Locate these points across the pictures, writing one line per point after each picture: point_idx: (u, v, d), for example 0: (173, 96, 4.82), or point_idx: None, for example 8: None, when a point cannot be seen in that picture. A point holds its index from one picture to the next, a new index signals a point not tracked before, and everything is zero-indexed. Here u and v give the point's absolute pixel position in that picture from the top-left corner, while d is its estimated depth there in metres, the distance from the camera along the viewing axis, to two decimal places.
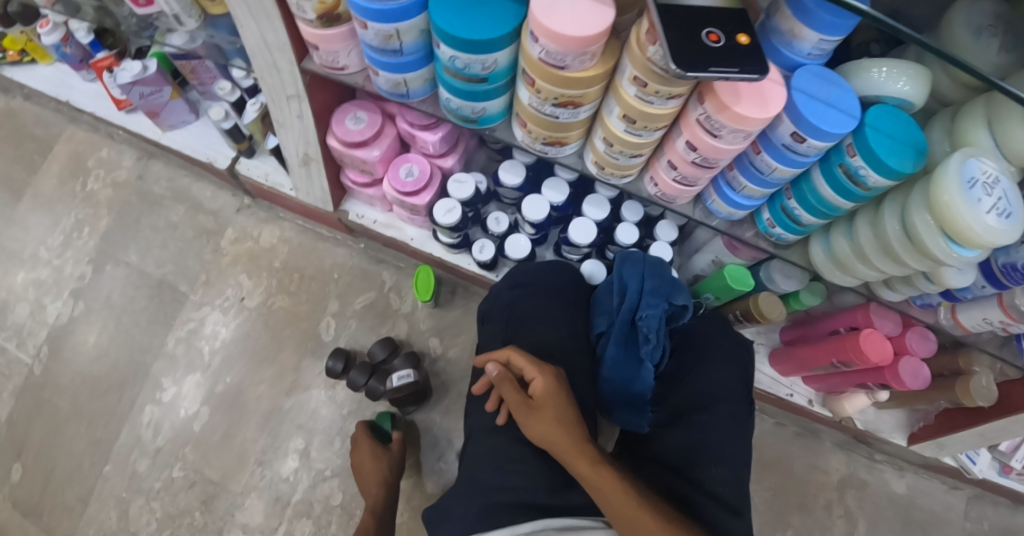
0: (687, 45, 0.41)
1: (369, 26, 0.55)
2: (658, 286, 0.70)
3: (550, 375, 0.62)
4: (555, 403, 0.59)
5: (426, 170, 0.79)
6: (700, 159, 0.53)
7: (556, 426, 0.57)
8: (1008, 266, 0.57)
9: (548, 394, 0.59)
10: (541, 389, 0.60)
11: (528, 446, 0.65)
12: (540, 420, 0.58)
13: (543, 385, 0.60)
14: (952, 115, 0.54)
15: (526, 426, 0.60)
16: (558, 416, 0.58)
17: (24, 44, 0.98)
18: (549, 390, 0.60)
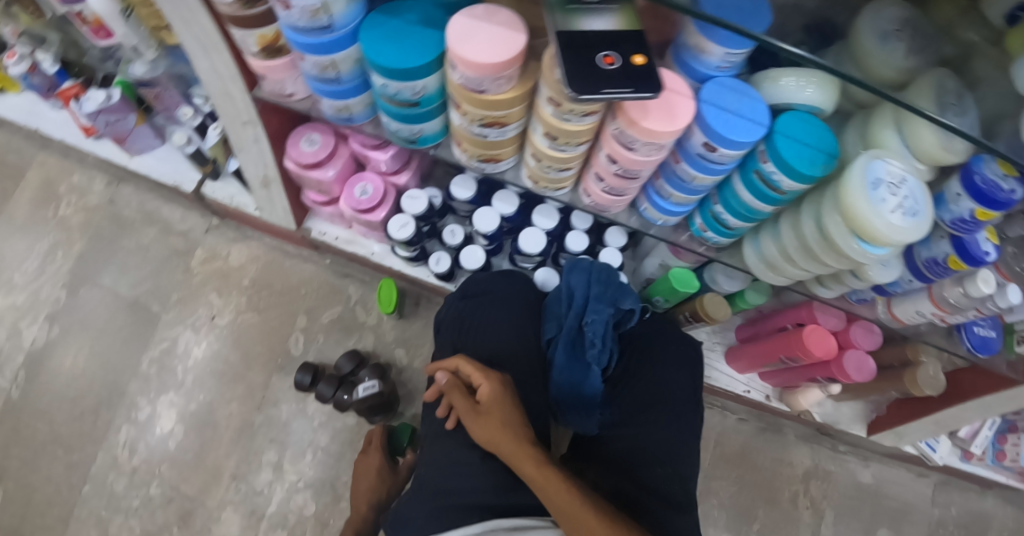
0: (582, 69, 0.43)
1: (306, 58, 0.57)
2: (603, 291, 0.72)
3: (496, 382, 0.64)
4: (502, 408, 0.61)
5: (380, 188, 0.81)
6: (621, 171, 0.56)
7: (503, 430, 0.59)
8: (929, 260, 0.60)
9: (494, 399, 0.62)
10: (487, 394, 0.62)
11: (476, 450, 0.67)
12: (489, 423, 0.60)
13: (489, 391, 0.62)
14: (865, 119, 0.56)
15: (476, 433, 0.61)
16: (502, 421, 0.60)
17: None
18: (495, 395, 0.62)
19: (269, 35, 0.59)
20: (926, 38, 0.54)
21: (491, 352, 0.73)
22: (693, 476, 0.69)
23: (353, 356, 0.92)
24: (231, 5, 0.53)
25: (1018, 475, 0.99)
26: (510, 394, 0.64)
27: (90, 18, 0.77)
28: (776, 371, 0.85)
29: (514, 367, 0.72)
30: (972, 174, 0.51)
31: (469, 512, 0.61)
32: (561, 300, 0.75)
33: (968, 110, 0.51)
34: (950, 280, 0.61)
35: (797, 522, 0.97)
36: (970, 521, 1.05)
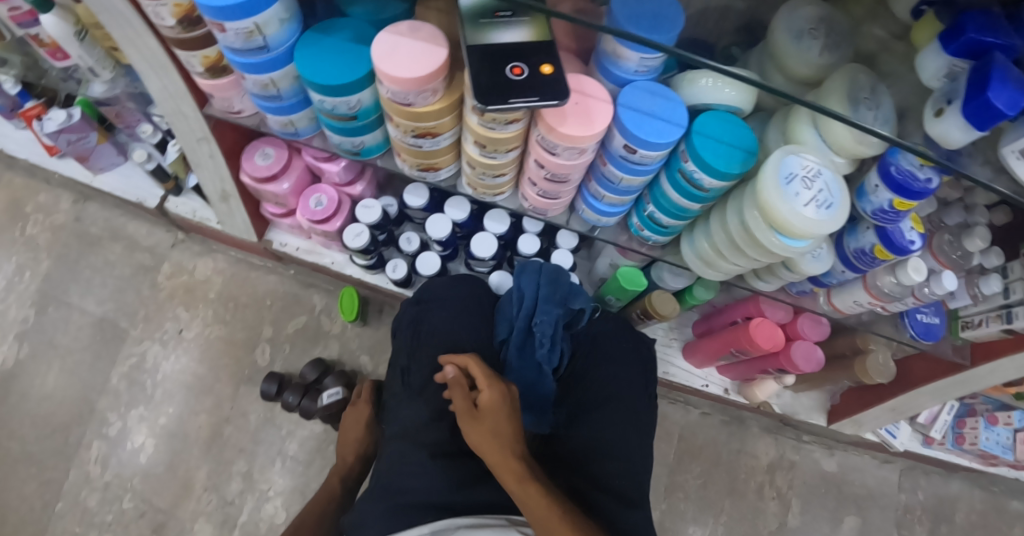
0: (490, 80, 0.46)
1: (246, 77, 0.58)
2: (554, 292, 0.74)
3: (499, 389, 0.61)
4: (501, 421, 0.59)
5: (335, 199, 0.82)
6: (549, 175, 0.58)
7: (493, 440, 0.58)
8: (858, 250, 0.61)
9: (492, 406, 0.59)
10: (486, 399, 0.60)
11: (425, 451, 0.67)
12: (479, 430, 0.58)
13: (489, 400, 0.59)
14: (785, 116, 0.58)
15: (467, 436, 0.60)
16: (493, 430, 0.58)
17: None
18: (493, 402, 0.59)
19: (213, 55, 0.59)
20: (845, 36, 0.55)
21: (444, 354, 0.75)
22: (646, 471, 0.69)
23: (316, 364, 0.94)
24: (172, 28, 0.54)
25: (979, 458, 1.01)
26: (510, 404, 0.61)
27: (47, 40, 0.78)
28: (731, 364, 0.87)
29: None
30: (888, 166, 0.52)
31: (424, 510, 0.60)
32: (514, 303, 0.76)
33: (882, 101, 0.52)
34: (882, 268, 0.63)
35: (763, 513, 1.00)
36: (937, 505, 1.07)
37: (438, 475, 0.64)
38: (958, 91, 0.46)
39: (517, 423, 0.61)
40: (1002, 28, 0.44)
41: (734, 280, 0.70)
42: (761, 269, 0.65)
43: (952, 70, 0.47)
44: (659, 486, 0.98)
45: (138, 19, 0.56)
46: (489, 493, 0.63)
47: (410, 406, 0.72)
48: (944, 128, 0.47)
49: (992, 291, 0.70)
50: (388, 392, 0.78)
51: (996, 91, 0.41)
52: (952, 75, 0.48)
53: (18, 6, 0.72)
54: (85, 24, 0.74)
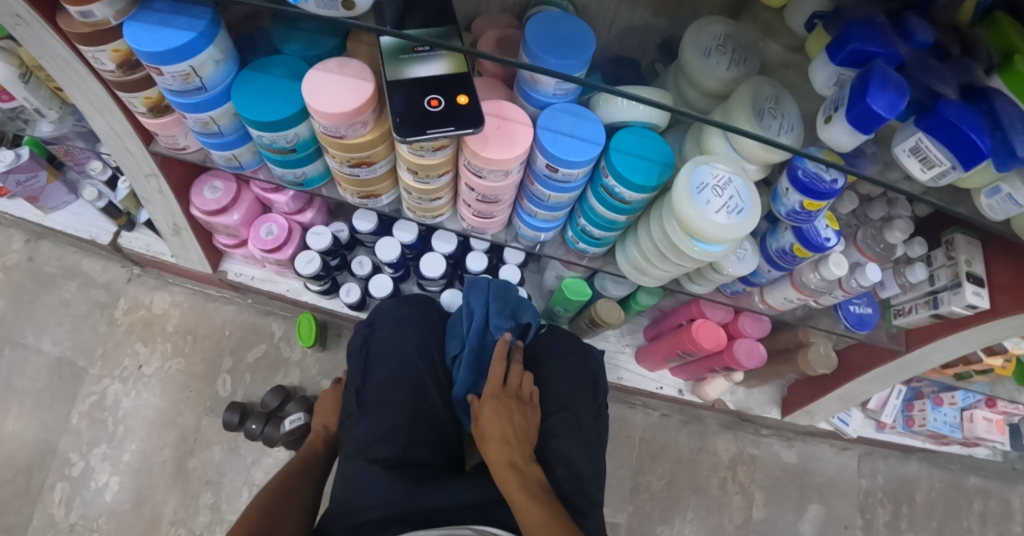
0: (406, 111, 0.47)
1: (186, 115, 0.59)
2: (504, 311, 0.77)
3: (501, 399, 0.69)
4: (497, 425, 0.66)
5: (285, 227, 0.83)
6: (481, 197, 0.59)
7: (494, 436, 0.65)
8: (779, 250, 0.64)
9: (491, 417, 0.67)
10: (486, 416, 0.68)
11: (378, 466, 0.67)
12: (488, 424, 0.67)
13: (487, 409, 0.68)
14: (698, 129, 0.61)
15: (480, 447, 0.68)
16: (489, 438, 0.66)
17: None
18: (490, 414, 0.67)
19: (154, 96, 0.60)
20: (753, 49, 0.59)
21: (393, 372, 0.77)
22: (598, 475, 0.72)
23: (279, 393, 0.94)
24: (112, 72, 0.55)
25: (930, 439, 1.04)
26: (511, 412, 0.68)
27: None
28: (682, 365, 0.90)
29: (417, 388, 0.76)
30: (796, 170, 0.56)
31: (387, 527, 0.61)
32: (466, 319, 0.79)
33: (788, 111, 0.55)
34: (807, 265, 0.66)
35: (728, 507, 1.02)
36: (896, 487, 1.10)
37: (397, 490, 0.65)
38: (842, 98, 0.48)
39: (516, 428, 0.67)
40: (884, 38, 0.46)
41: (670, 285, 0.72)
42: (692, 273, 0.68)
43: (839, 78, 0.50)
44: (624, 489, 1.00)
45: (79, 62, 0.57)
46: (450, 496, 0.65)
47: (361, 425, 0.73)
48: (833, 132, 0.50)
49: (919, 279, 0.74)
50: (342, 414, 0.78)
51: (874, 96, 0.44)
52: (841, 83, 0.51)
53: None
54: (30, 66, 0.75)
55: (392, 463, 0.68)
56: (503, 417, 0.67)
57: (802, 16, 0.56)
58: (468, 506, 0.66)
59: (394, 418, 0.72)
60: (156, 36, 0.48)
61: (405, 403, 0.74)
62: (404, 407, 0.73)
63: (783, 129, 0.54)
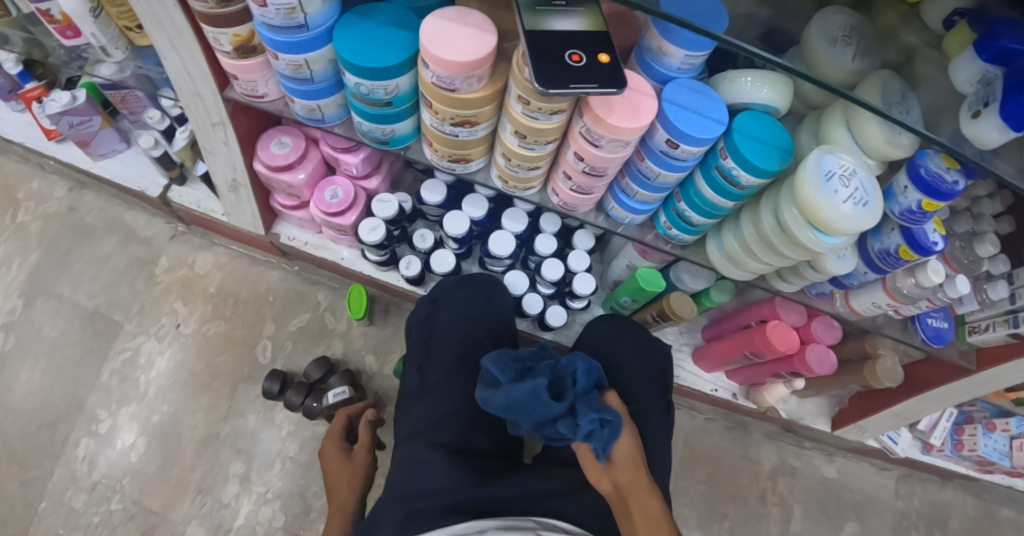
0: (550, 66, 0.45)
1: (278, 57, 0.56)
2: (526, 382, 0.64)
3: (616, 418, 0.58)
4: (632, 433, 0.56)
5: (351, 192, 0.80)
6: (588, 168, 0.57)
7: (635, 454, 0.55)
8: (882, 251, 0.62)
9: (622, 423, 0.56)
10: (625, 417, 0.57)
11: (440, 450, 0.65)
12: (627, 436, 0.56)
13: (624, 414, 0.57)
14: (817, 119, 0.60)
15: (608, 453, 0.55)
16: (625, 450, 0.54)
17: None
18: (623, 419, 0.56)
19: (243, 34, 0.57)
20: (875, 44, 0.57)
21: (456, 355, 0.74)
22: (662, 473, 0.69)
23: (321, 367, 0.90)
24: (206, 3, 0.52)
25: (975, 465, 1.02)
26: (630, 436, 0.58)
27: (58, 17, 0.71)
28: (741, 368, 0.88)
29: (482, 372, 0.74)
30: (918, 168, 0.54)
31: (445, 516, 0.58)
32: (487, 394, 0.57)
33: (911, 107, 0.54)
34: (902, 271, 0.64)
35: (766, 519, 1.00)
36: (933, 513, 1.08)
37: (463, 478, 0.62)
38: (994, 94, 0.47)
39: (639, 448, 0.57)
40: None
41: (755, 280, 0.70)
42: (786, 269, 0.66)
43: (985, 76, 0.49)
44: None
45: None
46: (513, 486, 0.63)
47: (423, 406, 0.70)
48: (983, 124, 0.48)
49: (998, 296, 0.70)
50: (403, 390, 0.75)
51: None
52: (986, 80, 0.49)
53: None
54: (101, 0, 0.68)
55: (455, 448, 0.66)
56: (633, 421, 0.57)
57: (939, 12, 0.53)
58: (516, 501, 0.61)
59: (457, 404, 0.70)
60: None
61: (467, 388, 0.72)
62: (468, 391, 0.71)
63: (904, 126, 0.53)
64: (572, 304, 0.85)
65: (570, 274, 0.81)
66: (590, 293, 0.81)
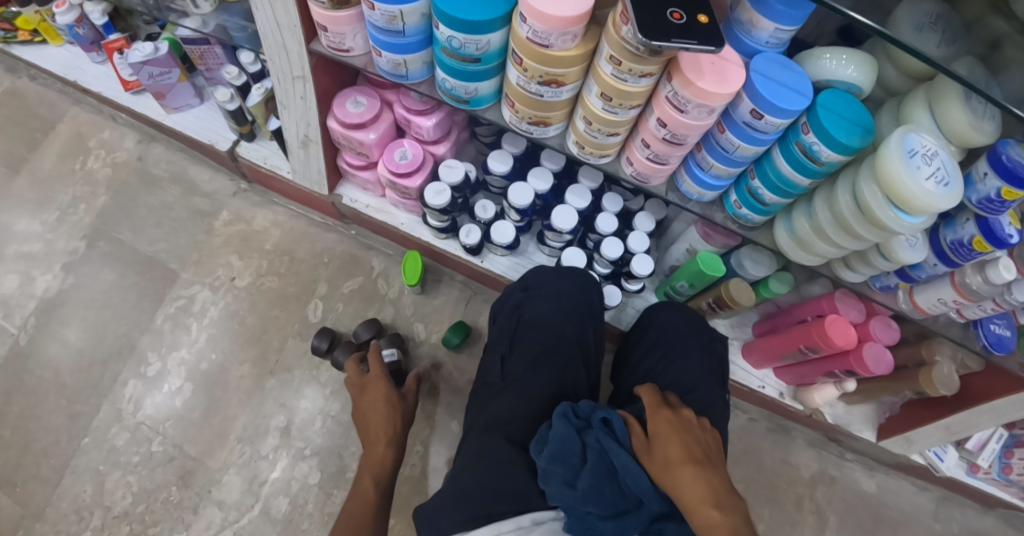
0: (653, 21, 0.46)
1: (375, 7, 0.57)
2: (605, 519, 0.48)
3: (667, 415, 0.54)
4: (668, 440, 0.51)
5: (419, 154, 0.83)
6: (669, 135, 0.58)
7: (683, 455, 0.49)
8: (955, 242, 0.61)
9: (664, 431, 0.52)
10: (654, 426, 0.53)
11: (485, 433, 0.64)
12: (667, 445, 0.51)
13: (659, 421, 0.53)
14: (899, 103, 0.59)
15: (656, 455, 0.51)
16: (670, 459, 0.49)
17: (37, 25, 1.03)
18: (666, 426, 0.52)
19: None
20: (966, 31, 0.55)
21: (541, 349, 0.74)
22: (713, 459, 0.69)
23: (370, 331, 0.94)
24: None
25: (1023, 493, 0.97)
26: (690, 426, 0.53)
27: None
28: (792, 365, 0.88)
29: (565, 373, 0.72)
30: (998, 155, 0.52)
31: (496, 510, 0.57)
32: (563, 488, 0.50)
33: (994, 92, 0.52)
34: (971, 266, 0.63)
35: (801, 526, 0.99)
36: None
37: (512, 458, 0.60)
38: None
39: (711, 456, 0.51)
40: None
41: (821, 268, 0.71)
42: (855, 256, 0.66)
43: None
44: None
45: None
46: None
47: (502, 398, 0.68)
48: None
49: None
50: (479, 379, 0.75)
51: None
52: None
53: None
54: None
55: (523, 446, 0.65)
56: (667, 426, 0.52)
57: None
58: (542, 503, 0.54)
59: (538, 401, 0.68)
60: None
61: (541, 377, 0.70)
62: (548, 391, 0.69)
63: (986, 115, 0.53)
64: (627, 285, 0.86)
65: (628, 255, 0.81)
66: (647, 275, 0.81)
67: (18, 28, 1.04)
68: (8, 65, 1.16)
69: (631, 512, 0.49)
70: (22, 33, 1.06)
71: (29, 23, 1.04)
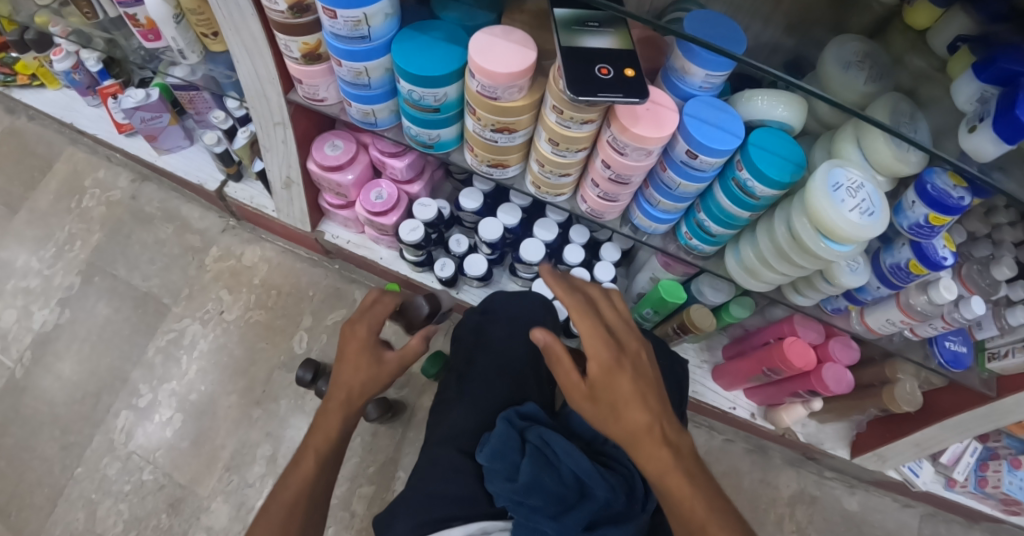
0: (582, 76, 0.50)
1: (342, 64, 0.62)
2: (549, 519, 0.54)
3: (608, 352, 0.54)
4: (615, 390, 0.52)
5: (394, 194, 0.88)
6: (614, 175, 0.62)
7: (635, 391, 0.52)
8: (894, 265, 0.63)
9: (609, 371, 0.53)
10: (598, 368, 0.53)
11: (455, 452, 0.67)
12: (615, 390, 0.52)
13: (612, 376, 0.53)
14: (830, 137, 0.62)
15: (604, 399, 0.52)
16: (619, 401, 0.52)
17: (35, 70, 1.11)
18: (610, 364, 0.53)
19: (311, 43, 0.62)
20: (892, 67, 0.55)
21: (500, 364, 0.77)
22: None
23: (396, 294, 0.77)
24: (281, 13, 0.57)
25: (1002, 507, 0.98)
26: (638, 367, 0.55)
27: (144, 20, 0.76)
28: (761, 386, 0.91)
29: (519, 385, 0.76)
30: (924, 184, 0.55)
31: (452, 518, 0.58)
32: (507, 482, 0.58)
33: (919, 126, 0.52)
34: (914, 287, 0.65)
35: None
36: None
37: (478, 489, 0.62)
38: (989, 109, 0.47)
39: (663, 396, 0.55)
40: None
41: (773, 293, 0.74)
42: (802, 282, 0.69)
43: (983, 95, 0.48)
44: None
45: (249, 2, 0.58)
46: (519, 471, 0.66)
47: (458, 412, 0.72)
48: (977, 140, 0.48)
49: (1017, 322, 0.68)
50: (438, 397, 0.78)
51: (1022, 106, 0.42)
52: (985, 99, 0.48)
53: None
54: (184, 9, 0.72)
55: None
56: (620, 372, 0.53)
57: (943, 37, 0.52)
58: (493, 510, 0.61)
59: None
60: None
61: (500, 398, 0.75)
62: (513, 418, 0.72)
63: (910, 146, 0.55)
64: None
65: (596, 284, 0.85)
66: None
67: (16, 73, 1.12)
68: (7, 106, 1.23)
69: (575, 504, 0.56)
70: (21, 77, 1.13)
71: (27, 68, 1.11)
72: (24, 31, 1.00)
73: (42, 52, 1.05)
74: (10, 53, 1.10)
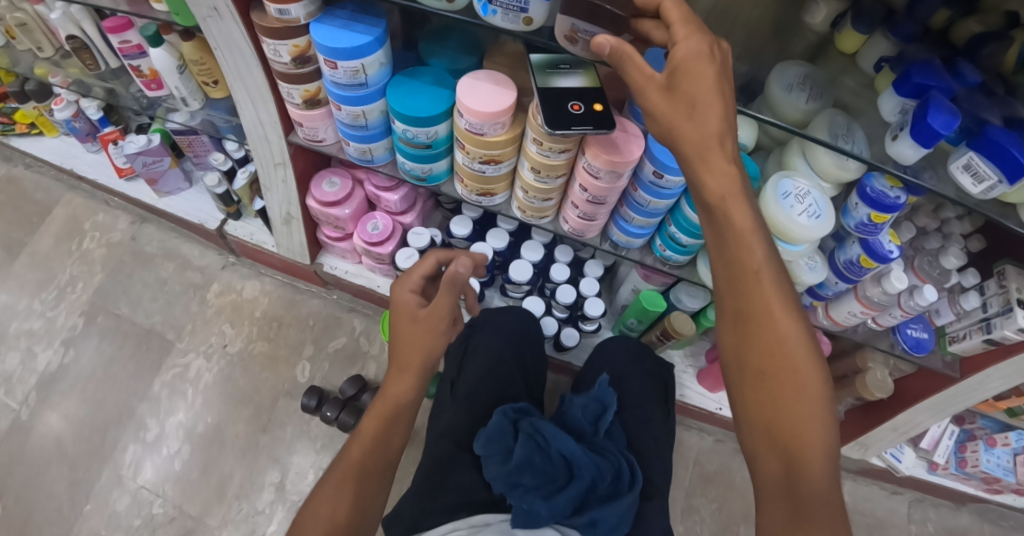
0: (556, 112, 0.57)
1: (341, 108, 0.68)
2: (540, 498, 0.58)
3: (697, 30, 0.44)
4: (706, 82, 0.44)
5: (389, 225, 0.95)
6: (591, 197, 0.69)
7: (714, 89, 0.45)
8: (847, 261, 0.70)
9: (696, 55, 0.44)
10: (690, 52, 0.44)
11: (459, 460, 0.72)
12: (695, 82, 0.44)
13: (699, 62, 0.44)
14: (780, 152, 0.70)
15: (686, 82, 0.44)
16: (705, 100, 0.45)
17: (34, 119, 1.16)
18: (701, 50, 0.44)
19: (312, 89, 0.69)
20: (830, 85, 0.62)
21: (489, 367, 0.87)
22: (662, 477, 0.80)
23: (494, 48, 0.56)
24: (285, 64, 0.64)
25: (983, 486, 1.04)
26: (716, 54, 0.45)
27: (147, 71, 0.82)
28: None
29: (506, 384, 0.85)
30: (865, 187, 0.62)
31: (459, 508, 0.63)
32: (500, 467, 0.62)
33: (857, 138, 0.59)
34: (870, 279, 0.72)
35: None
36: None
37: (476, 481, 0.67)
38: (907, 120, 0.54)
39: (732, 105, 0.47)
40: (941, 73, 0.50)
41: None
42: None
43: (903, 107, 0.55)
44: (675, 509, 1.04)
45: (254, 56, 0.65)
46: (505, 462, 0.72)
47: (452, 413, 0.80)
48: (901, 147, 0.55)
49: (971, 306, 0.74)
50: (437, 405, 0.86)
51: (932, 115, 0.49)
52: (905, 111, 0.55)
53: (130, 40, 0.77)
54: (187, 60, 0.79)
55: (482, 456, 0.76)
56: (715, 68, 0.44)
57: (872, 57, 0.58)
58: (491, 501, 0.65)
59: None
60: (339, 36, 0.58)
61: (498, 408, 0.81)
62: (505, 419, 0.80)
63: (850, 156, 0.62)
64: (583, 326, 0.95)
65: (582, 298, 0.91)
66: (600, 315, 0.90)
67: (16, 122, 1.17)
68: (5, 155, 1.28)
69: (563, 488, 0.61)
70: (20, 126, 1.18)
71: (27, 118, 1.16)
72: (25, 82, 1.05)
73: (42, 102, 1.10)
74: (8, 103, 1.15)
